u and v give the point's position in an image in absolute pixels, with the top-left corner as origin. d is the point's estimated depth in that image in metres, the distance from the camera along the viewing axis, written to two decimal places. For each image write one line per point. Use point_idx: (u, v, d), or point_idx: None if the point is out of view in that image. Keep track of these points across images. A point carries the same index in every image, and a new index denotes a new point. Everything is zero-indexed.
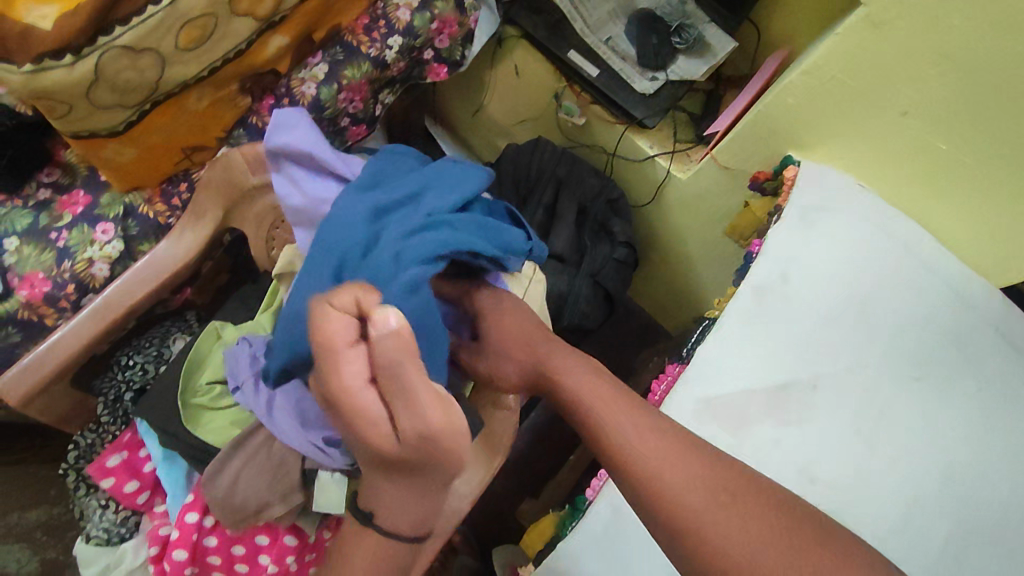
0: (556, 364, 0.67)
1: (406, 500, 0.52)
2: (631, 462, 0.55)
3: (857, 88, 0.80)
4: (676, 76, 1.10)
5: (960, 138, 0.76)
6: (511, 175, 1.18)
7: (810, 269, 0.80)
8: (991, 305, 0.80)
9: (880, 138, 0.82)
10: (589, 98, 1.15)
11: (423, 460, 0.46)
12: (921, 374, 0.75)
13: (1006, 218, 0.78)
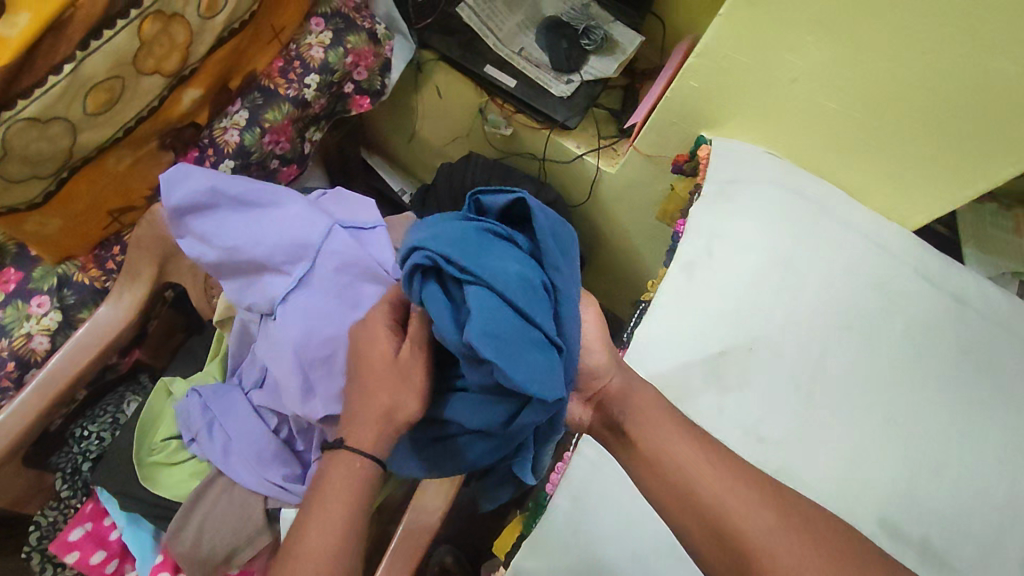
0: (638, 384, 0.63)
1: (368, 420, 0.59)
2: (702, 494, 0.56)
3: (749, 63, 0.84)
4: (590, 75, 1.14)
5: (846, 95, 0.81)
6: (446, 191, 1.20)
7: (731, 240, 0.84)
8: (904, 247, 0.86)
9: (779, 106, 0.86)
10: (512, 109, 1.18)
11: (392, 379, 0.59)
12: (848, 321, 0.79)
13: (901, 163, 0.84)
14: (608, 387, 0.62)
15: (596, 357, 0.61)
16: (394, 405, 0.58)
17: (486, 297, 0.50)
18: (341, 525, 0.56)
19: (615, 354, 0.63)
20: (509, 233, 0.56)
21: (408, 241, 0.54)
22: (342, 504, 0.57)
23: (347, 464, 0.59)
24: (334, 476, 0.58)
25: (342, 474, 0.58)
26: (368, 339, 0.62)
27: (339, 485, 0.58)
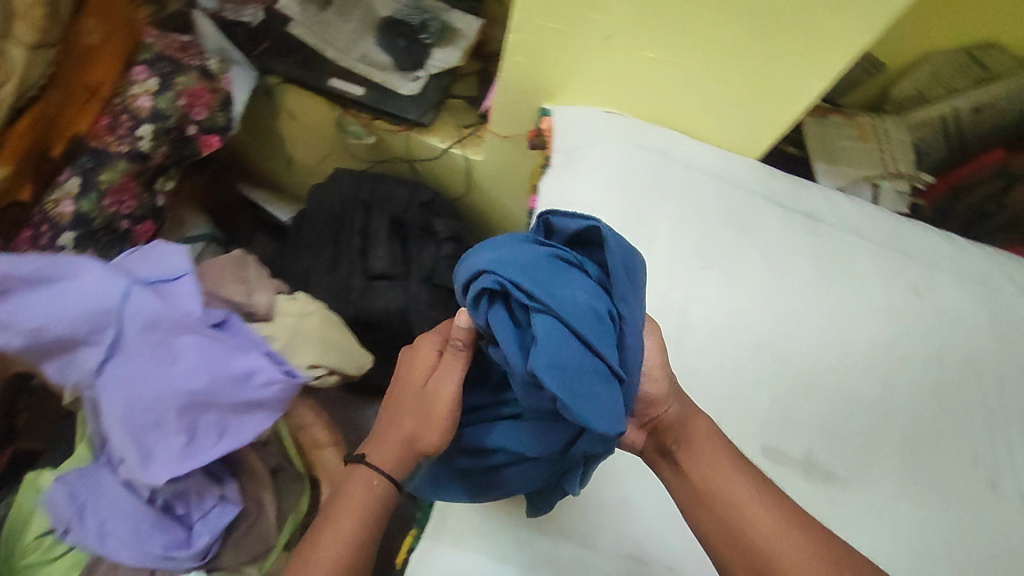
0: (696, 410, 0.63)
1: (391, 439, 0.66)
2: (745, 516, 0.58)
3: (562, 30, 0.82)
4: (436, 68, 1.12)
5: (660, 44, 0.79)
6: (319, 219, 1.16)
7: (580, 206, 0.84)
8: (751, 177, 0.87)
9: (603, 65, 0.86)
10: (369, 117, 1.16)
11: (422, 407, 0.64)
12: (708, 263, 0.81)
13: (731, 98, 0.83)
14: (664, 416, 0.62)
15: (656, 388, 0.60)
16: (416, 432, 0.64)
17: (549, 326, 0.52)
18: (352, 535, 0.62)
19: (674, 384, 0.61)
20: (579, 260, 0.58)
21: (473, 265, 0.56)
22: (353, 517, 0.63)
23: (365, 482, 0.64)
24: (349, 489, 0.64)
25: (358, 486, 0.64)
26: (410, 364, 0.67)
27: (352, 501, 0.63)
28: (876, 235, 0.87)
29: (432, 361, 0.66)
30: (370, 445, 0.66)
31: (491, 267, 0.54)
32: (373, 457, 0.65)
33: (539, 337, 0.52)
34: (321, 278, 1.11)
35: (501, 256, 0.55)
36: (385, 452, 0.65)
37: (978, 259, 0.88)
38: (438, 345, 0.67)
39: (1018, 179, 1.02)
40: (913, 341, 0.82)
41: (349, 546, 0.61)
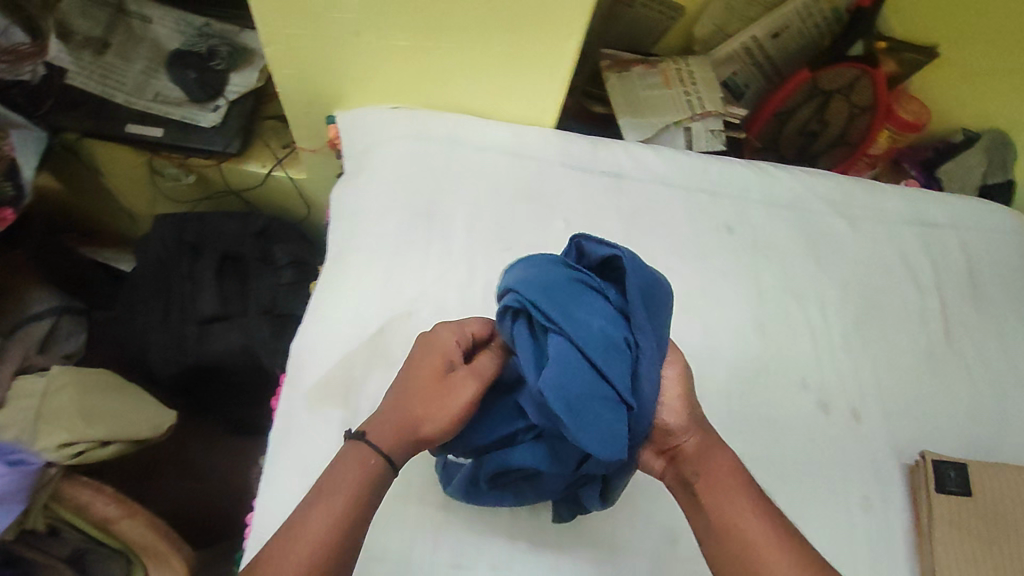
0: (716, 443, 0.58)
1: (395, 426, 0.59)
2: (753, 555, 0.53)
3: (313, 33, 0.77)
4: (236, 93, 1.05)
5: (411, 29, 0.75)
6: (145, 269, 1.11)
7: (369, 211, 0.80)
8: (546, 146, 0.85)
9: (369, 62, 0.81)
10: (180, 156, 1.07)
11: (434, 397, 0.59)
12: (510, 244, 0.80)
13: (505, 72, 0.80)
14: (684, 449, 0.58)
15: (672, 416, 0.57)
16: (425, 423, 0.59)
17: (564, 352, 0.53)
18: (344, 521, 0.54)
19: (694, 412, 0.58)
20: (600, 284, 0.57)
21: (503, 282, 0.58)
22: (345, 501, 0.55)
23: (362, 459, 0.57)
24: (344, 471, 0.57)
25: (354, 471, 0.57)
26: (426, 351, 0.61)
27: (343, 478, 0.56)
28: (680, 180, 0.87)
29: (447, 357, 0.61)
30: (371, 431, 0.59)
31: (537, 279, 0.56)
32: (374, 443, 0.58)
33: (551, 363, 0.52)
34: (157, 334, 1.06)
35: (527, 273, 0.56)
36: (382, 432, 0.59)
37: (788, 184, 0.88)
38: (457, 336, 0.62)
39: (832, 93, 1.05)
40: (728, 279, 0.82)
41: (339, 534, 0.53)
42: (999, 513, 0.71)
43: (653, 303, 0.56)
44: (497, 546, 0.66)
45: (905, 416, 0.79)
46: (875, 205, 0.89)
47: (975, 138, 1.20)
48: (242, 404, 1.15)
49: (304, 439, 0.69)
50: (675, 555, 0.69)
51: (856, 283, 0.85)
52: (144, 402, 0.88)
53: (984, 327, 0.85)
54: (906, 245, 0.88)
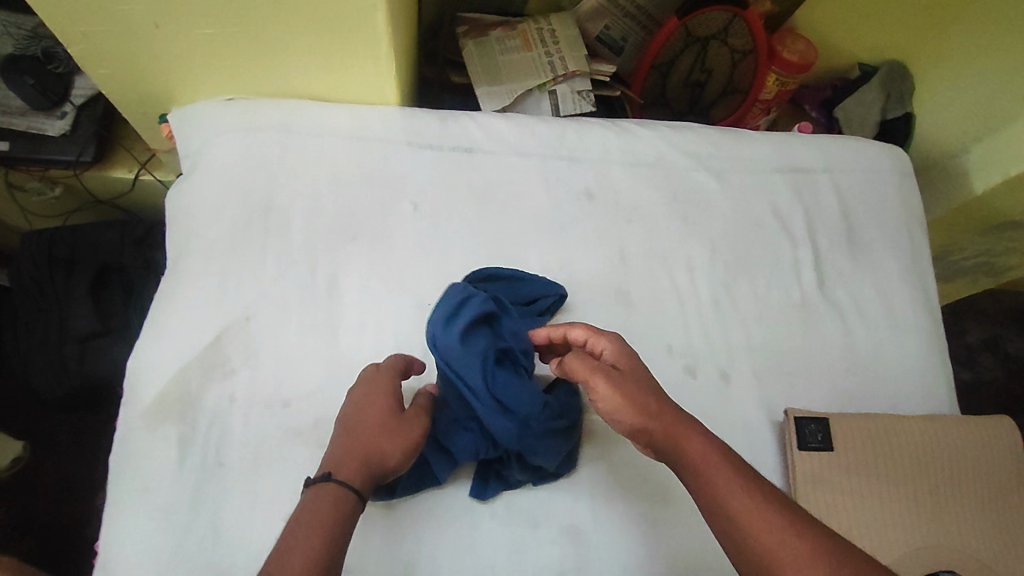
0: (684, 423, 0.55)
1: (354, 457, 0.57)
2: (746, 528, 0.48)
3: (114, 29, 0.70)
4: (82, 96, 0.98)
5: (218, 19, 0.69)
6: (18, 289, 1.03)
7: (204, 212, 0.76)
8: (390, 127, 0.81)
9: (187, 55, 0.75)
10: (37, 169, 1.00)
11: (389, 428, 0.60)
12: (354, 234, 0.76)
13: (335, 53, 0.75)
14: (653, 440, 0.56)
15: (629, 413, 0.56)
16: (387, 453, 0.59)
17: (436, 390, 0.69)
18: (327, 548, 0.50)
19: (647, 398, 0.57)
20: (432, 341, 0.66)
21: None
22: (322, 528, 0.51)
23: (332, 494, 0.54)
24: (317, 503, 0.53)
25: (327, 505, 0.53)
26: (364, 395, 0.62)
27: (318, 513, 0.52)
28: (538, 149, 0.83)
29: (389, 400, 0.61)
30: (331, 467, 0.57)
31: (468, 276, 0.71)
32: (340, 478, 0.55)
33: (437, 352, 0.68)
34: (36, 357, 0.99)
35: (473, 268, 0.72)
36: (347, 466, 0.57)
37: (650, 142, 0.85)
38: (387, 375, 0.63)
39: (709, 38, 1.01)
40: (590, 247, 0.79)
41: (325, 560, 0.49)
42: (864, 463, 0.70)
43: (459, 362, 0.64)
44: (347, 545, 0.64)
45: (778, 371, 0.77)
46: (742, 155, 0.86)
47: (871, 72, 1.17)
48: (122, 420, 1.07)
49: (140, 458, 0.67)
50: (537, 536, 0.66)
51: (726, 239, 0.82)
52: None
53: (858, 271, 0.84)
54: (777, 194, 0.85)
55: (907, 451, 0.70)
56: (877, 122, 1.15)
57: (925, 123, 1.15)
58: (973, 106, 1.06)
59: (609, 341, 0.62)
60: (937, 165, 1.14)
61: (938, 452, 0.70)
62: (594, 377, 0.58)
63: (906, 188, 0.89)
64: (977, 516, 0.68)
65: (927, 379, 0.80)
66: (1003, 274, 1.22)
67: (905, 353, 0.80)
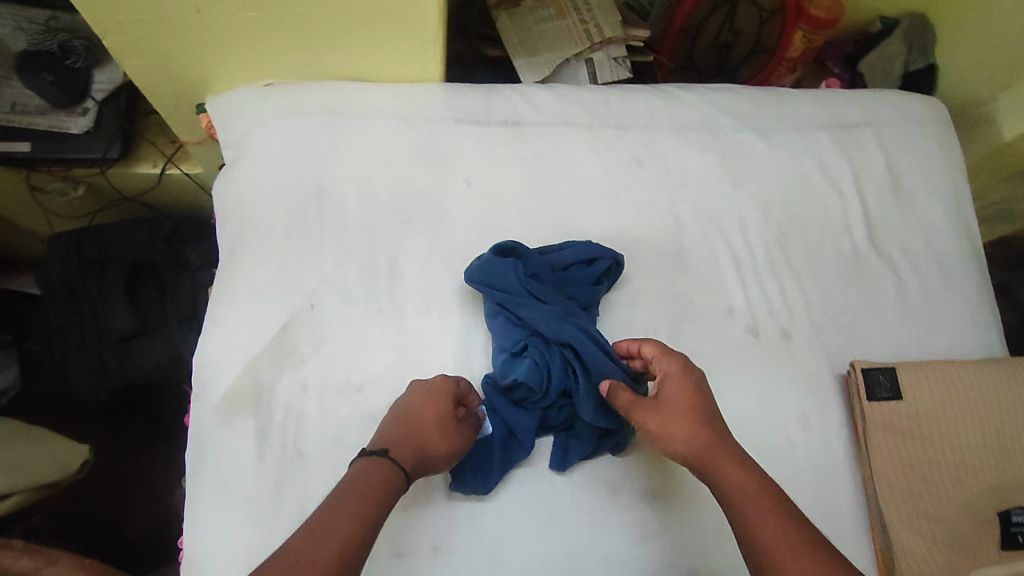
0: (723, 456, 0.56)
1: (407, 443, 0.58)
2: (775, 567, 0.49)
3: (153, 15, 0.68)
4: (104, 91, 0.95)
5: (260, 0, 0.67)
6: (51, 293, 1.01)
7: (255, 203, 0.75)
8: (435, 105, 0.80)
9: (227, 39, 0.72)
10: (61, 168, 0.97)
11: (446, 426, 0.60)
12: (408, 215, 0.76)
13: (378, 29, 0.73)
14: (695, 470, 0.57)
15: (670, 444, 0.58)
16: (438, 446, 0.59)
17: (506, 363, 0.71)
18: (368, 523, 0.50)
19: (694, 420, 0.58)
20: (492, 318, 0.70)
21: None
22: (367, 500, 0.52)
23: (386, 474, 0.54)
24: (369, 476, 0.53)
25: (378, 477, 0.54)
26: (432, 388, 0.62)
27: (370, 489, 0.52)
28: (584, 118, 0.82)
29: (452, 398, 0.62)
30: (386, 446, 0.57)
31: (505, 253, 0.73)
32: (393, 458, 0.56)
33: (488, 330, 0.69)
34: (76, 360, 0.98)
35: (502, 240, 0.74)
36: (403, 449, 0.57)
37: (694, 106, 0.84)
38: (456, 374, 0.64)
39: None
40: (645, 216, 0.79)
41: (365, 535, 0.49)
42: (935, 410, 0.70)
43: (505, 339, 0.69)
44: (436, 522, 0.65)
45: (836, 327, 0.78)
46: (785, 113, 0.86)
47: (892, 24, 1.16)
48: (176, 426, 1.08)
49: (219, 452, 0.67)
50: (617, 502, 0.68)
51: (776, 199, 0.82)
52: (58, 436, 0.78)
53: (907, 223, 0.84)
54: (822, 151, 0.85)
55: (977, 395, 0.70)
56: (901, 76, 1.16)
57: (948, 74, 1.15)
58: (998, 53, 1.07)
59: (667, 361, 0.63)
60: (962, 114, 1.15)
61: (1009, 394, 0.70)
62: (634, 410, 0.60)
63: (948, 138, 0.90)
64: None
65: (982, 325, 0.81)
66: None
67: (958, 301, 0.81)
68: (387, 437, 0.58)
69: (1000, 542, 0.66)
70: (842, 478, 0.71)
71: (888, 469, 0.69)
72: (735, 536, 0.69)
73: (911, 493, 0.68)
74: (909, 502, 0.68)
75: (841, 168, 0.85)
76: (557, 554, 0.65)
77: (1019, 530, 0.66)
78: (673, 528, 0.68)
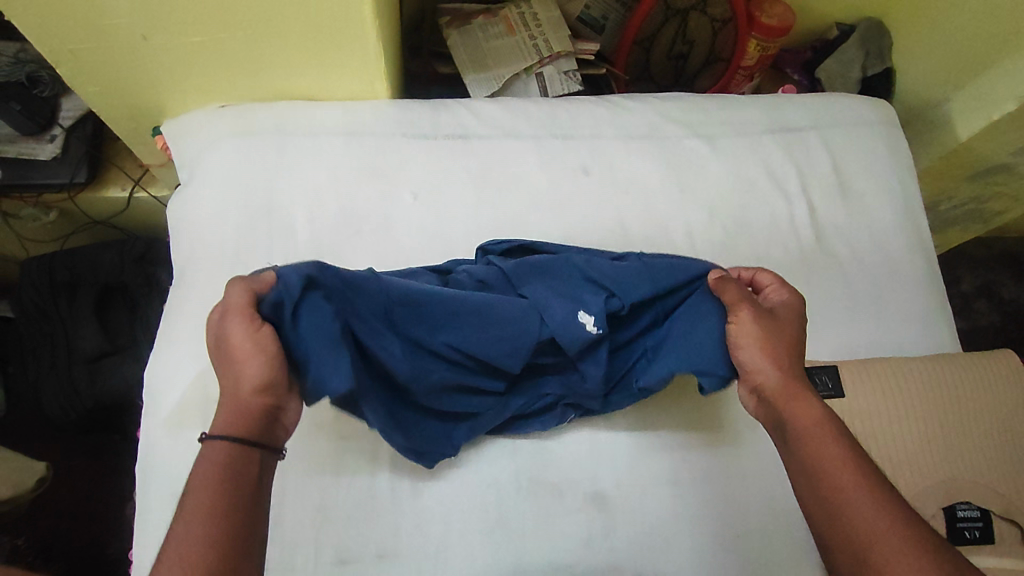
0: (803, 386, 0.56)
1: (236, 410, 0.50)
2: (840, 491, 0.49)
3: (102, 43, 0.70)
4: (71, 117, 0.97)
5: (202, 25, 0.69)
6: (22, 315, 1.02)
7: (207, 221, 0.76)
8: (384, 121, 0.82)
9: (178, 64, 0.75)
10: (32, 195, 1.00)
11: (237, 354, 0.50)
12: (357, 228, 0.77)
13: (322, 50, 0.75)
14: (766, 386, 0.57)
15: (759, 360, 0.57)
16: (243, 381, 0.50)
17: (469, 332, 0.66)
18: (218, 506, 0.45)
19: (781, 353, 0.57)
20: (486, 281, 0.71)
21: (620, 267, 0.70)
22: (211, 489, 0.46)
23: (213, 454, 0.48)
24: (200, 472, 0.47)
25: (211, 463, 0.47)
26: (229, 343, 0.51)
27: (206, 477, 0.46)
28: (531, 130, 0.84)
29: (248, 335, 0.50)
30: (214, 426, 0.49)
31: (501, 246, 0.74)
32: (221, 433, 0.48)
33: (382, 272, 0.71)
34: (47, 381, 0.98)
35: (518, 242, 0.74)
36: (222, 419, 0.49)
37: (640, 115, 0.86)
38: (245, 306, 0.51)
39: (688, 10, 1.02)
40: (592, 222, 0.80)
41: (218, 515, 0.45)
42: (874, 407, 0.71)
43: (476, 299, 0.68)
44: (380, 532, 0.65)
45: None
46: (731, 120, 0.88)
47: (849, 31, 1.19)
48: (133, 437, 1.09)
49: (166, 465, 0.67)
50: (563, 506, 0.68)
51: (723, 203, 0.83)
52: (12, 454, 0.84)
53: (854, 223, 0.85)
54: (769, 155, 0.87)
55: (911, 391, 0.72)
56: (859, 79, 1.17)
57: (905, 77, 1.17)
58: (949, 55, 1.08)
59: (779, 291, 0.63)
60: (921, 116, 1.16)
61: (941, 389, 0.72)
62: (740, 306, 0.60)
63: (894, 140, 0.91)
64: (986, 445, 0.70)
65: (930, 323, 0.81)
66: (993, 218, 1.24)
67: (905, 299, 0.82)
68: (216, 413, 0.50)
69: (946, 537, 0.67)
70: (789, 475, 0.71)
71: None
72: (687, 540, 0.68)
73: None
74: None
75: (787, 171, 0.86)
76: (503, 560, 0.65)
77: (965, 525, 0.67)
78: (622, 532, 0.67)
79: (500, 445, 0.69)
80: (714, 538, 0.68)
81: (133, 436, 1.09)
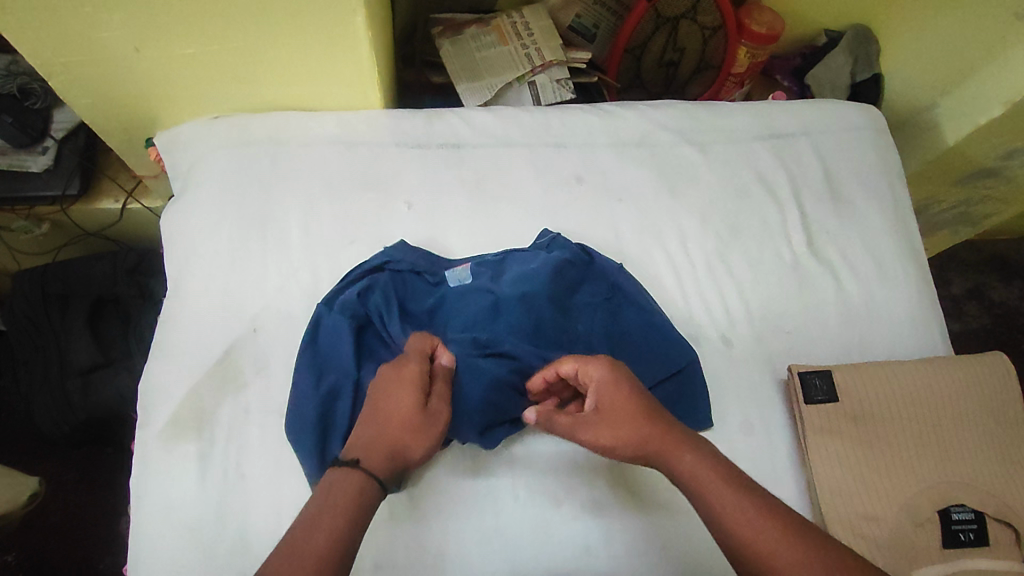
0: (674, 440, 0.56)
1: (381, 446, 0.55)
2: (735, 535, 0.50)
3: (95, 55, 0.70)
4: (63, 129, 0.96)
5: (193, 38, 0.69)
6: (13, 328, 1.01)
7: (199, 233, 0.76)
8: (377, 132, 0.82)
9: (172, 76, 0.75)
10: (23, 207, 0.99)
11: (417, 406, 0.58)
12: (351, 238, 0.77)
13: (313, 62, 0.75)
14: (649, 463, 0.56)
15: (622, 444, 0.56)
16: (412, 445, 0.57)
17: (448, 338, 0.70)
18: (349, 538, 0.49)
19: (640, 430, 0.56)
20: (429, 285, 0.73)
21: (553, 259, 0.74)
22: (344, 518, 0.49)
23: (360, 487, 0.52)
24: (338, 497, 0.51)
25: (353, 492, 0.51)
26: (393, 378, 0.59)
27: (341, 504, 0.50)
28: (523, 138, 0.84)
29: (419, 387, 0.59)
30: (360, 455, 0.54)
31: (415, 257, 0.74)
32: (372, 469, 0.54)
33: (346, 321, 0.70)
34: (39, 396, 0.97)
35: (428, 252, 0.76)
36: (375, 447, 0.55)
37: (631, 122, 0.87)
38: (408, 355, 0.61)
39: (679, 18, 1.03)
40: (584, 229, 0.81)
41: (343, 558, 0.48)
42: (866, 411, 0.72)
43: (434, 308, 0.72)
44: (375, 542, 0.64)
45: (777, 331, 0.79)
46: (721, 127, 0.89)
47: (838, 37, 1.20)
48: (125, 450, 1.08)
49: (161, 478, 0.66)
50: (560, 513, 0.67)
51: (716, 211, 0.84)
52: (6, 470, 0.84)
53: (845, 228, 0.86)
54: (760, 161, 0.88)
55: (899, 398, 0.72)
56: (848, 85, 1.18)
57: (894, 82, 1.18)
58: (936, 60, 1.09)
59: (598, 366, 0.61)
60: (908, 121, 1.17)
61: (915, 404, 0.72)
62: (588, 372, 0.61)
63: (882, 145, 0.92)
64: (980, 446, 0.71)
65: (921, 327, 0.82)
66: (981, 222, 1.25)
67: (896, 302, 0.83)
68: (361, 441, 0.56)
69: (941, 541, 0.67)
70: (787, 482, 0.71)
71: (830, 473, 0.70)
72: (682, 549, 0.68)
73: (855, 495, 0.69)
74: (853, 503, 0.68)
75: (777, 176, 0.87)
76: (501, 567, 0.65)
77: (959, 528, 0.68)
78: (619, 538, 0.67)
79: (496, 455, 0.69)
80: (712, 548, 0.68)
81: (125, 449, 1.08)
